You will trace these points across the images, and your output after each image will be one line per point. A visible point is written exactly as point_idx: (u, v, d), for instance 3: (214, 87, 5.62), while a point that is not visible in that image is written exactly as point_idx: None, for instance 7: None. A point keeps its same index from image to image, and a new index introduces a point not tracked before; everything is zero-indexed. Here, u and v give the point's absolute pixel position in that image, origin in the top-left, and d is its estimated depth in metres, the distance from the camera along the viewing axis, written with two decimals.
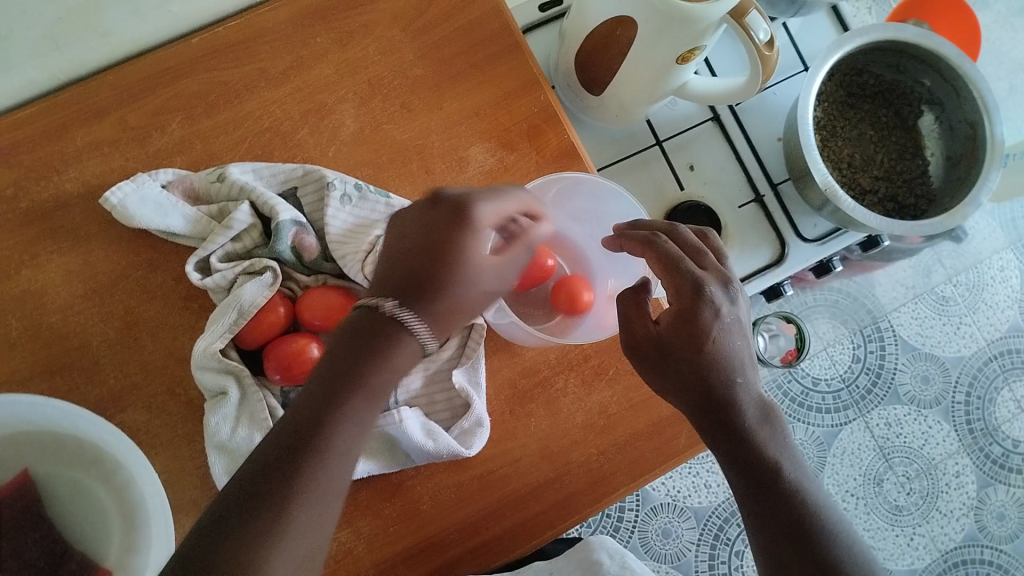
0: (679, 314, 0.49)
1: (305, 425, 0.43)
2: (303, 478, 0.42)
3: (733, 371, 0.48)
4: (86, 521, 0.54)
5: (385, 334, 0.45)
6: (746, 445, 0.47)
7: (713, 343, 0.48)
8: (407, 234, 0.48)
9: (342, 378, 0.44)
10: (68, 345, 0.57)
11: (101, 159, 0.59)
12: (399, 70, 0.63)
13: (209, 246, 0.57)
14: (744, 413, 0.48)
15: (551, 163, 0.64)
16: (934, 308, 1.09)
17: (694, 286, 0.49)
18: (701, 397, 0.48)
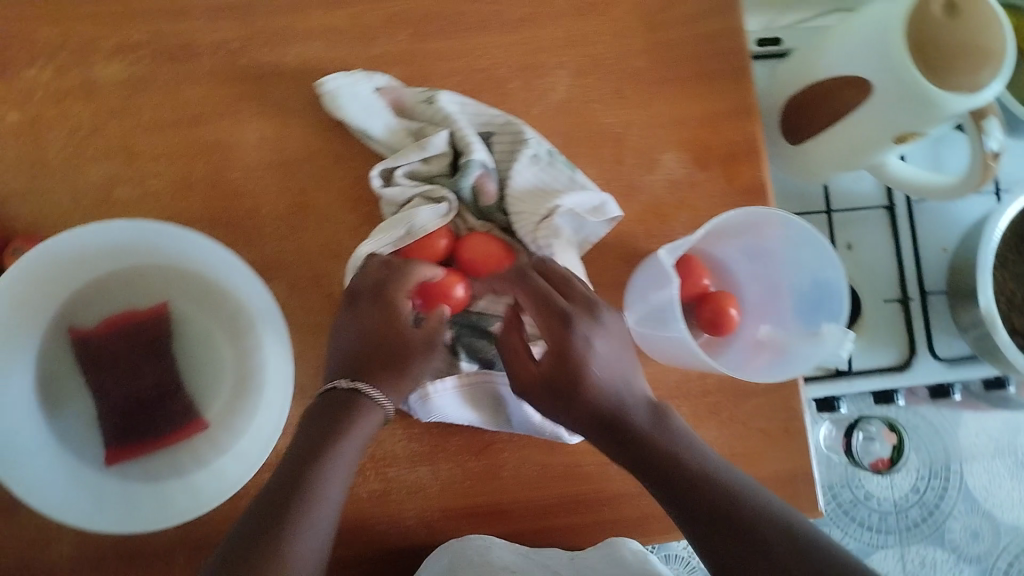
0: (554, 346, 0.47)
1: (287, 483, 0.45)
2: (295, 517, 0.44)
3: (623, 396, 0.46)
4: (207, 369, 0.56)
5: (357, 406, 0.49)
6: (673, 469, 0.43)
7: (582, 370, 0.45)
8: (353, 318, 0.51)
9: (321, 418, 0.48)
10: (240, 205, 0.58)
11: (325, 44, 0.60)
12: (625, 56, 0.63)
13: (400, 159, 0.58)
14: (678, 449, 0.43)
15: (737, 195, 0.63)
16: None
17: (549, 313, 0.47)
18: (614, 432, 0.45)
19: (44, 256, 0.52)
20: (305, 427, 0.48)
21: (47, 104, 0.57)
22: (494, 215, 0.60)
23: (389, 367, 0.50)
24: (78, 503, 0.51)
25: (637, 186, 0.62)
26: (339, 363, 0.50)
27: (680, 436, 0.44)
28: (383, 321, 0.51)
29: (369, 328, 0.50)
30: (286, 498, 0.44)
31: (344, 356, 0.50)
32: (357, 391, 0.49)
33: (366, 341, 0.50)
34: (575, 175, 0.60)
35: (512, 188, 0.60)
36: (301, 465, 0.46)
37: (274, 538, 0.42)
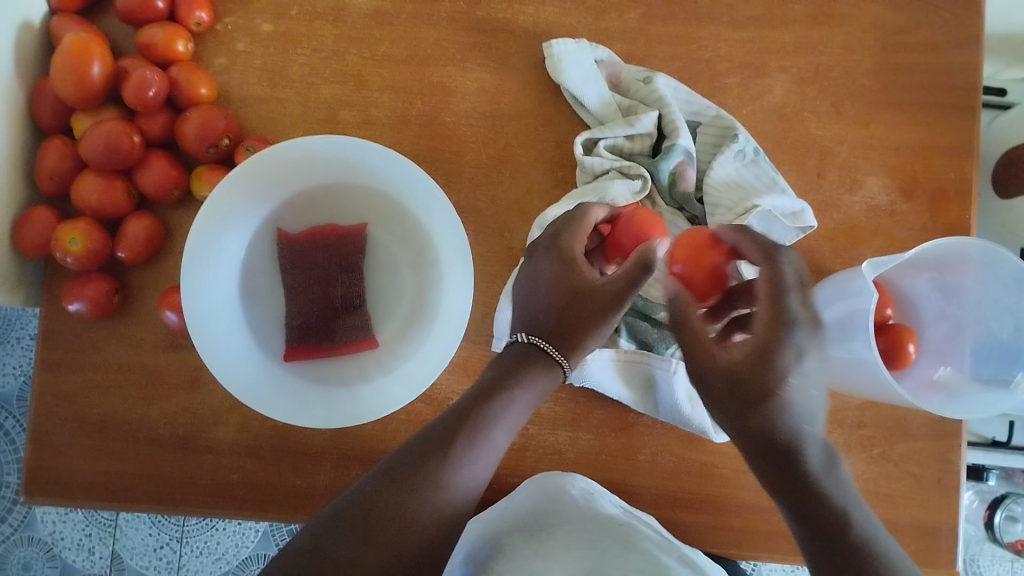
0: (759, 346, 0.40)
1: (457, 416, 0.46)
2: (463, 445, 0.44)
3: (804, 419, 0.40)
4: (382, 293, 0.59)
5: (525, 365, 0.49)
6: (843, 543, 0.38)
7: (785, 393, 0.39)
8: (554, 280, 0.50)
9: (492, 374, 0.48)
10: (446, 147, 0.61)
11: (558, 10, 0.62)
12: (852, 72, 0.62)
13: (605, 131, 0.60)
14: (851, 524, 0.38)
15: (936, 232, 0.61)
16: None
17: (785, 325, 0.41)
18: (779, 463, 0.39)
19: (273, 158, 0.56)
20: (482, 375, 0.49)
21: (299, 21, 0.62)
22: (691, 203, 0.60)
23: (577, 331, 0.49)
24: (255, 390, 0.56)
25: (835, 203, 0.61)
26: (526, 313, 0.51)
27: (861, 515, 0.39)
28: (571, 284, 0.49)
29: (552, 290, 0.50)
30: (459, 434, 0.45)
31: (530, 306, 0.51)
32: (536, 351, 0.49)
33: (553, 301, 0.49)
34: (777, 179, 0.59)
35: (711, 179, 0.60)
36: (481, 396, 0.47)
37: (438, 456, 0.43)
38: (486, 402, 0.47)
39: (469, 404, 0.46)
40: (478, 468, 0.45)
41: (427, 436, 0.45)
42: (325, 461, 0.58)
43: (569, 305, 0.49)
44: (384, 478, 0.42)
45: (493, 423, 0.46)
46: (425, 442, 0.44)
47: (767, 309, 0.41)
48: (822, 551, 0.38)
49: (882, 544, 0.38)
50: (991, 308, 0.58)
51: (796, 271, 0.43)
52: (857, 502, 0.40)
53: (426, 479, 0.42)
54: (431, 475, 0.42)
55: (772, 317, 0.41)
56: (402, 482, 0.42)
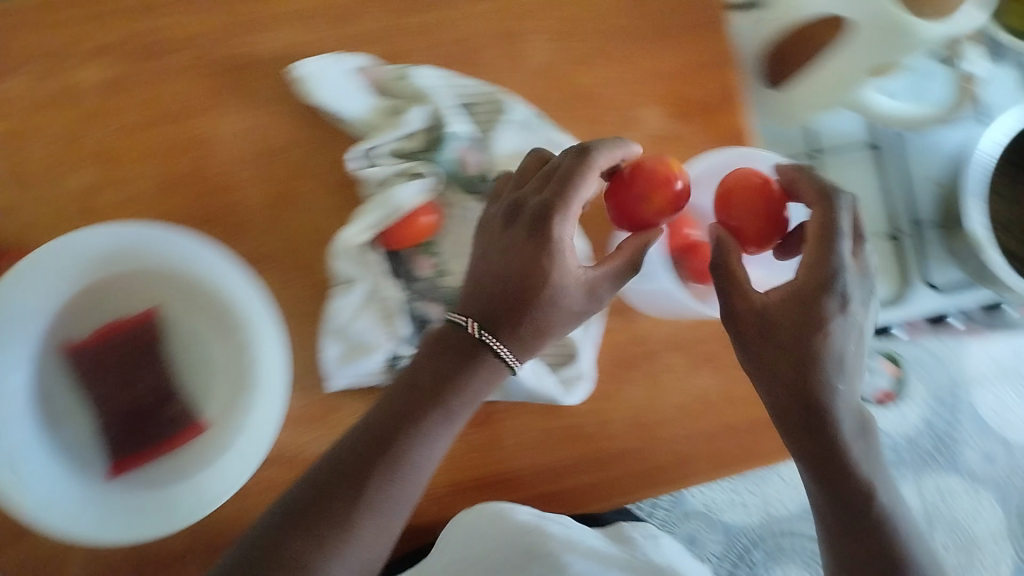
0: (795, 291, 0.48)
1: (385, 435, 0.48)
2: (378, 475, 0.47)
3: (840, 377, 0.48)
4: (193, 370, 0.58)
5: (465, 358, 0.50)
6: (845, 461, 0.48)
7: (837, 344, 0.48)
8: (488, 255, 0.51)
9: (421, 368, 0.51)
10: (222, 202, 0.58)
11: (294, 29, 0.60)
12: (598, 14, 0.62)
13: (378, 139, 0.58)
14: (858, 457, 0.49)
15: (717, 144, 0.63)
16: (1017, 393, 1.15)
17: (826, 280, 0.48)
18: (811, 401, 0.48)
19: (44, 264, 0.53)
20: (404, 381, 0.51)
21: (20, 116, 0.57)
22: (479, 184, 0.61)
23: (514, 316, 0.50)
24: (86, 517, 0.53)
25: None
26: (473, 297, 0.51)
27: (869, 454, 0.50)
28: (543, 255, 0.49)
29: (517, 265, 0.50)
30: (377, 459, 0.48)
31: (476, 285, 0.52)
32: (476, 349, 0.50)
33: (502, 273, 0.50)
34: (559, 137, 0.60)
35: (495, 154, 0.60)
36: (410, 407, 0.50)
37: (351, 490, 0.47)
38: (410, 423, 0.49)
39: (393, 423, 0.49)
40: (402, 503, 0.48)
41: (359, 461, 0.48)
42: (197, 558, 0.56)
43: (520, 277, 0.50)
44: (311, 528, 0.45)
45: (414, 441, 0.49)
46: (345, 475, 0.47)
47: (807, 269, 0.48)
48: (830, 493, 0.49)
49: (870, 470, 0.49)
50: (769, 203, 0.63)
51: (847, 219, 0.50)
52: (874, 462, 0.50)
53: (341, 534, 0.45)
54: (347, 528, 0.46)
55: (818, 272, 0.48)
56: (320, 544, 0.45)
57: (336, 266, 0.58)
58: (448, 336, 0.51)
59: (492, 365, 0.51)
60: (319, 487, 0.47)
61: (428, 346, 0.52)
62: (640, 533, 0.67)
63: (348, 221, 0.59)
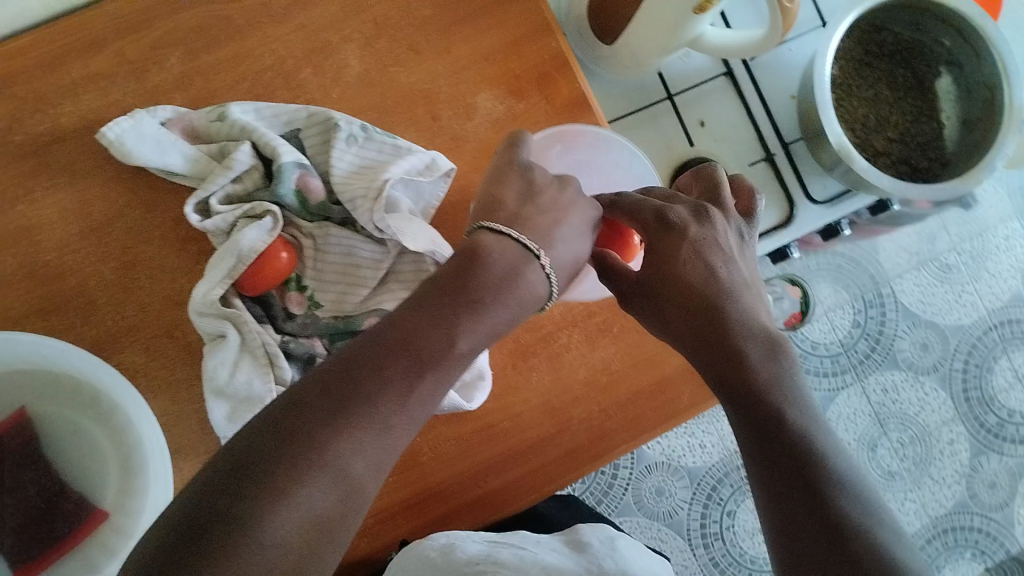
0: (650, 247, 0.50)
1: (398, 343, 0.42)
2: (386, 386, 0.40)
3: (729, 304, 0.48)
4: (82, 462, 0.54)
5: (518, 277, 0.48)
6: (757, 394, 0.43)
7: (699, 274, 0.48)
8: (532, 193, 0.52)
9: (467, 273, 0.46)
10: (65, 286, 0.56)
11: (96, 93, 0.57)
12: (408, 9, 0.61)
13: (209, 187, 0.55)
14: (765, 384, 0.44)
15: (560, 113, 0.62)
16: (935, 276, 1.16)
17: (660, 218, 0.50)
18: (704, 329, 0.47)
19: None
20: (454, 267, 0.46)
21: None
22: (330, 208, 0.58)
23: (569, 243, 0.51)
24: None
25: (461, 136, 0.61)
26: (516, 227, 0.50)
27: (788, 381, 0.44)
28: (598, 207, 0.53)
29: (577, 203, 0.53)
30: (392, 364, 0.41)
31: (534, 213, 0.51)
32: (532, 260, 0.49)
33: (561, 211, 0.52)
34: (397, 142, 0.59)
35: (336, 175, 0.58)
36: (440, 308, 0.44)
37: (361, 390, 0.39)
38: (440, 319, 0.44)
39: (422, 329, 0.43)
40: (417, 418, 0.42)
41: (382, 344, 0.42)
42: None
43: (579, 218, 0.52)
44: (329, 406, 0.39)
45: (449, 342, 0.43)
46: (377, 356, 0.41)
47: (641, 223, 0.51)
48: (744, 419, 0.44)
49: (788, 399, 0.43)
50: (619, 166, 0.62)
51: (662, 191, 0.53)
52: (791, 381, 0.44)
53: (370, 419, 0.39)
54: (367, 418, 0.39)
55: (651, 225, 0.50)
56: (347, 419, 0.38)
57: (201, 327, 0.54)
58: (496, 252, 0.47)
59: (540, 286, 0.49)
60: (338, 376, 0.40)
61: (466, 253, 0.47)
62: (594, 536, 0.58)
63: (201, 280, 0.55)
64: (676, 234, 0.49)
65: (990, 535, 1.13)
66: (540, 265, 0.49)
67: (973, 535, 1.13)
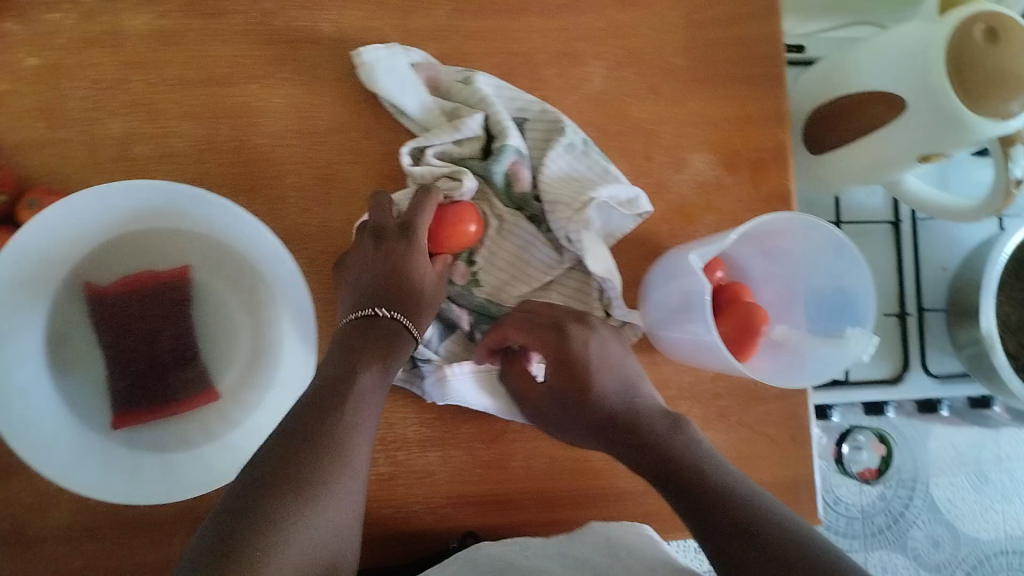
0: (553, 356, 0.49)
1: (311, 410, 0.43)
2: (320, 436, 0.42)
3: (644, 407, 0.47)
4: (216, 340, 0.54)
5: (373, 333, 0.49)
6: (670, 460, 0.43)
7: (576, 365, 0.49)
8: (366, 270, 0.52)
9: (353, 343, 0.49)
10: (262, 173, 0.57)
11: (362, 12, 0.59)
12: (663, 52, 0.63)
13: (432, 138, 0.57)
14: (686, 452, 0.43)
15: (760, 200, 0.63)
16: (972, 486, 1.09)
17: (555, 326, 0.50)
18: (615, 423, 0.47)
19: (90, 199, 0.50)
20: (339, 344, 0.49)
21: (67, 51, 0.55)
22: (529, 203, 0.60)
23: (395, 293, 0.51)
24: (84, 473, 0.49)
25: (665, 185, 0.62)
26: (353, 304, 0.51)
27: (697, 447, 0.44)
28: (404, 249, 0.52)
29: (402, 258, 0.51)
30: (311, 429, 0.42)
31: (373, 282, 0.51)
32: (385, 323, 0.50)
33: (385, 275, 0.51)
34: (609, 167, 0.60)
35: (545, 174, 0.59)
36: (343, 378, 0.46)
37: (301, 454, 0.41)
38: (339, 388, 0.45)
39: (331, 394, 0.45)
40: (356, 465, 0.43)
41: (287, 451, 0.41)
42: (180, 530, 0.53)
43: (397, 278, 0.51)
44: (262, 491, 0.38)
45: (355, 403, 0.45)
46: (301, 423, 0.42)
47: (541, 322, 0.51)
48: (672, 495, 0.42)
49: (704, 460, 0.43)
50: (817, 265, 0.59)
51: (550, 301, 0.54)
52: (697, 446, 0.44)
53: (309, 493, 0.39)
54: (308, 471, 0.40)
55: (547, 329, 0.50)
56: (289, 483, 0.39)
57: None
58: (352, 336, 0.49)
59: (402, 336, 0.50)
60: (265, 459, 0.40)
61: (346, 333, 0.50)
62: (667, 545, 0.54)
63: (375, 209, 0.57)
64: (570, 334, 0.50)
65: None
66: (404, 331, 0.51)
67: None
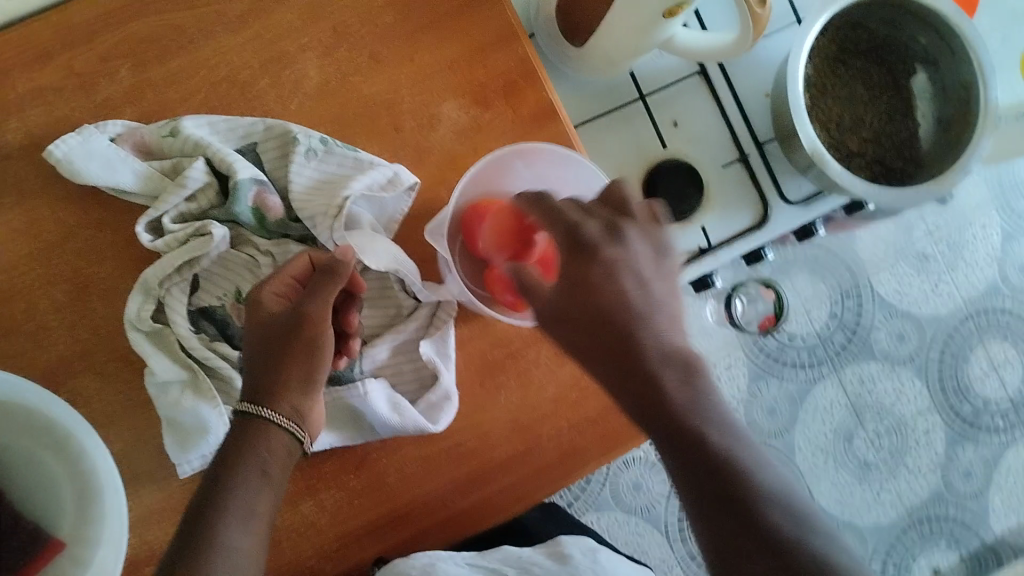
0: (569, 277, 0.44)
1: (204, 487, 0.47)
2: (217, 499, 0.46)
3: (640, 329, 0.41)
4: (39, 489, 0.51)
5: (254, 427, 0.49)
6: (679, 427, 0.39)
7: (609, 282, 0.42)
8: (263, 328, 0.51)
9: (235, 431, 0.49)
10: (15, 310, 0.54)
11: (43, 108, 0.55)
12: (369, 15, 0.58)
13: (163, 206, 0.54)
14: (687, 414, 0.39)
15: (525, 125, 0.60)
16: (915, 269, 1.07)
17: (570, 237, 0.44)
18: (626, 362, 0.41)
19: None
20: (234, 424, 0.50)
21: None
22: (289, 226, 0.57)
23: (298, 388, 0.51)
24: None
25: (425, 149, 0.59)
26: (246, 384, 0.51)
27: (712, 415, 0.40)
28: (312, 304, 0.51)
29: (304, 318, 0.51)
30: (213, 497, 0.46)
31: (278, 374, 0.50)
32: (274, 425, 0.49)
33: (291, 334, 0.51)
34: (359, 154, 0.57)
35: (295, 191, 0.56)
36: (239, 432, 0.49)
37: (202, 526, 0.45)
38: (231, 449, 0.48)
39: (231, 455, 0.48)
40: (252, 504, 0.47)
41: (214, 479, 0.47)
42: None
43: (296, 339, 0.51)
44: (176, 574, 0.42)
45: (240, 464, 0.47)
46: (208, 491, 0.47)
47: (546, 214, 0.46)
48: (687, 490, 0.39)
49: (713, 428, 0.39)
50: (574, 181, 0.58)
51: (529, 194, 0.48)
52: (715, 419, 0.40)
53: (206, 551, 0.43)
54: (209, 538, 0.44)
55: (540, 214, 0.47)
56: (184, 566, 0.43)
57: (142, 352, 0.54)
58: (264, 441, 0.49)
59: (275, 429, 0.49)
60: (179, 538, 0.45)
61: (240, 424, 0.49)
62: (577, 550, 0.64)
63: (131, 298, 0.54)
64: (584, 242, 0.44)
65: (965, 524, 1.07)
66: (279, 428, 0.49)
67: (948, 525, 1.06)
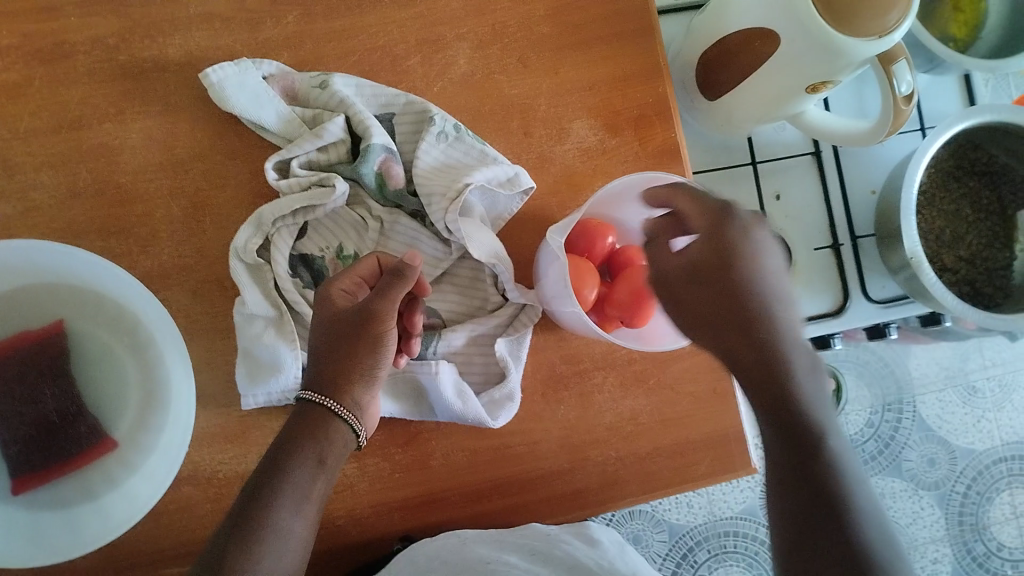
0: (708, 234, 0.46)
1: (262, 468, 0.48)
2: (276, 479, 0.47)
3: (772, 303, 0.43)
4: (105, 388, 0.53)
5: (312, 420, 0.50)
6: (776, 383, 0.41)
7: (748, 256, 0.44)
8: (329, 328, 0.51)
9: (296, 419, 0.50)
10: (131, 211, 0.56)
11: (208, 32, 0.57)
12: (527, 21, 0.61)
13: (295, 149, 0.56)
14: (806, 397, 0.41)
15: (649, 158, 0.61)
16: (960, 398, 1.00)
17: (721, 210, 0.47)
18: (746, 315, 0.43)
19: None
20: (295, 412, 0.51)
21: None
22: (405, 199, 0.59)
23: (361, 382, 0.51)
24: None
25: (548, 159, 0.60)
26: (309, 378, 0.51)
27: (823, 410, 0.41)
28: (378, 308, 0.50)
29: (368, 326, 0.51)
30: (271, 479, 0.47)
31: (339, 371, 0.51)
32: (333, 418, 0.50)
33: (357, 334, 0.51)
34: (485, 149, 0.58)
35: (419, 168, 0.58)
36: (301, 419, 0.50)
37: (258, 504, 0.45)
38: (297, 436, 0.49)
39: (293, 441, 0.48)
40: (307, 491, 0.47)
41: (273, 463, 0.48)
42: None
43: (363, 338, 0.51)
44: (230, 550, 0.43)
45: (300, 452, 0.48)
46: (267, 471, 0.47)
47: (702, 209, 0.48)
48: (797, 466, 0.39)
49: (826, 419, 0.40)
50: None
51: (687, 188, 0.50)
52: (824, 405, 0.41)
53: (260, 532, 0.44)
54: (264, 518, 0.45)
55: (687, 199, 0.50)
56: (239, 542, 0.43)
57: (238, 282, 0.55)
58: (333, 435, 0.50)
59: (335, 422, 0.50)
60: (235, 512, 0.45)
61: (303, 412, 0.50)
62: (604, 537, 0.57)
63: (242, 228, 0.56)
64: (724, 211, 0.47)
65: None
66: (341, 419, 0.50)
67: None
